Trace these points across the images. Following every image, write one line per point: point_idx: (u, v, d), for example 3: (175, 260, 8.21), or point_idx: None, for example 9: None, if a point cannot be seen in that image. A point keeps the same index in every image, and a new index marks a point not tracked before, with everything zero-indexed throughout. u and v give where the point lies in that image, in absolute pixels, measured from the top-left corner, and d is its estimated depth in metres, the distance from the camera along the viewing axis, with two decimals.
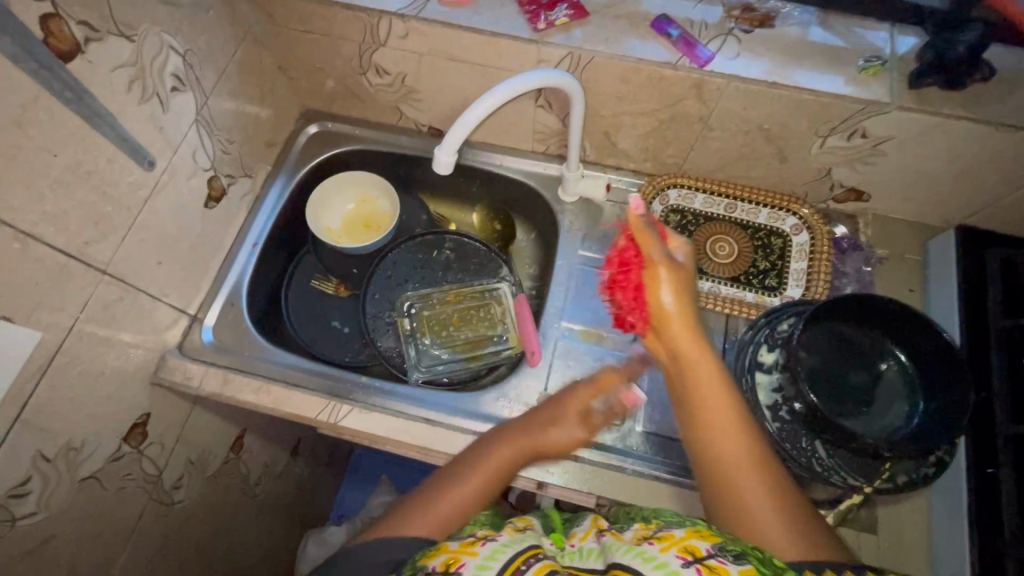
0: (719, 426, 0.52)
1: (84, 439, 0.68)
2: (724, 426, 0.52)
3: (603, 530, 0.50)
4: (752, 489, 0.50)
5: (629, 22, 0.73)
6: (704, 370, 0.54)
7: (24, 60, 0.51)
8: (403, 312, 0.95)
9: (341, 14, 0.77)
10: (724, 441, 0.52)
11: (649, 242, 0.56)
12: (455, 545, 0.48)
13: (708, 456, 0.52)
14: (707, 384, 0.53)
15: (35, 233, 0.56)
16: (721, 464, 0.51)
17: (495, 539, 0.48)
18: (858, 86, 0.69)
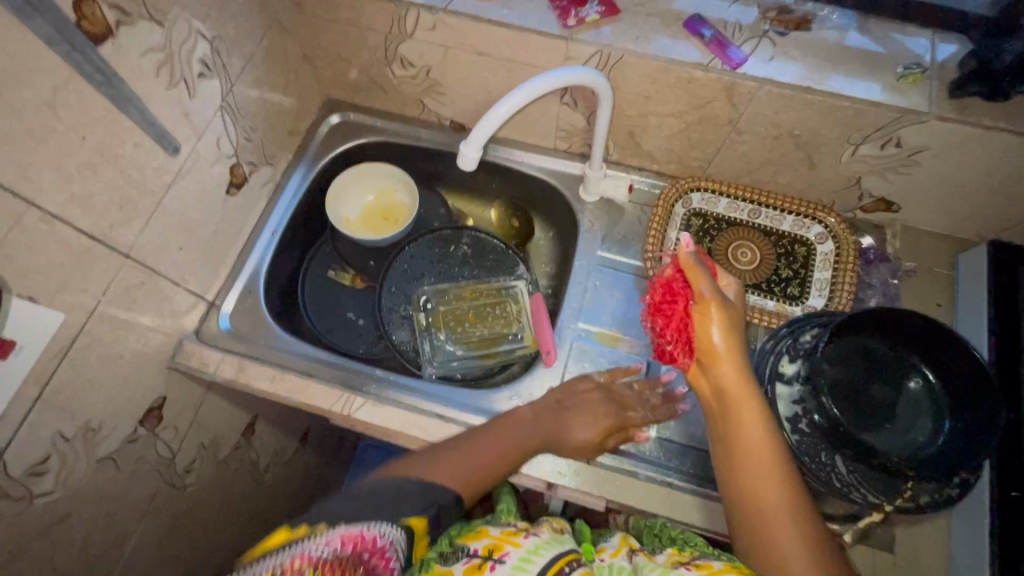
0: (759, 467, 0.54)
1: (102, 420, 0.69)
2: (764, 468, 0.54)
3: (634, 551, 0.60)
4: (786, 533, 0.51)
5: (660, 21, 0.72)
6: (747, 409, 0.56)
7: (58, 43, 0.51)
8: (419, 306, 0.94)
9: (369, 5, 0.76)
10: (763, 482, 0.53)
11: (700, 279, 0.59)
12: (498, 534, 0.60)
13: (745, 496, 0.54)
14: (748, 424, 0.55)
15: (62, 215, 0.56)
16: (757, 506, 0.53)
17: (537, 536, 0.60)
18: (895, 93, 0.67)
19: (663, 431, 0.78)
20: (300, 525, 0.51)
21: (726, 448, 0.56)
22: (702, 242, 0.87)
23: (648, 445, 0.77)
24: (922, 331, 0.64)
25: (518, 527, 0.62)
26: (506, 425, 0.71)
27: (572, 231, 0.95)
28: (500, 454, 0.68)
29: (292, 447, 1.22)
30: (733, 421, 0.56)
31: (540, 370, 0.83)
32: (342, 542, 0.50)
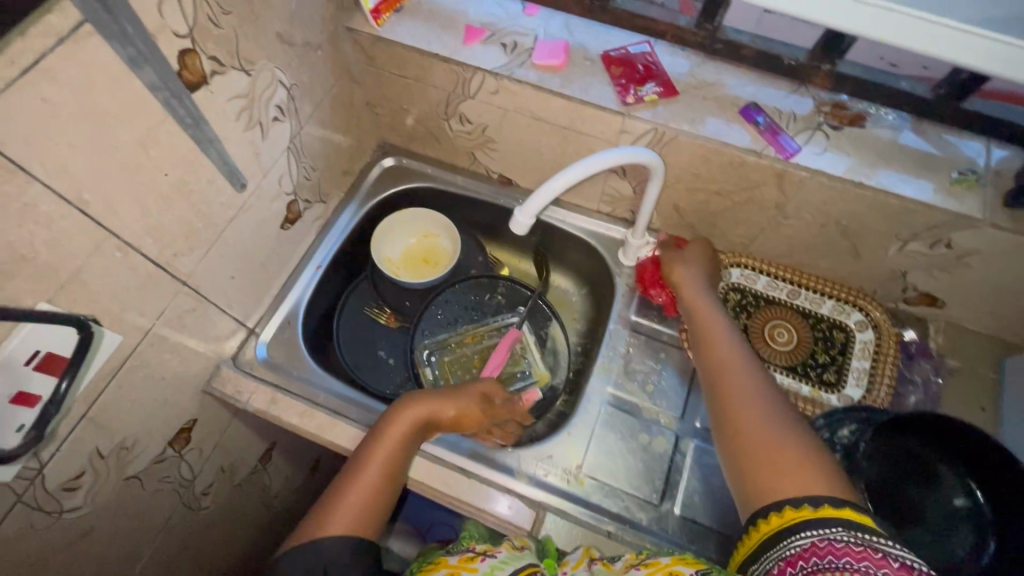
0: (720, 359, 0.65)
1: (136, 439, 0.70)
2: (738, 375, 0.62)
3: (594, 561, 0.62)
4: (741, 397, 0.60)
5: (716, 105, 0.74)
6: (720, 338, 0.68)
7: (159, 89, 0.55)
8: (422, 360, 0.94)
9: (438, 65, 0.80)
10: (733, 377, 0.62)
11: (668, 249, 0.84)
12: (454, 561, 0.58)
13: (722, 403, 0.61)
14: (722, 342, 0.67)
15: (136, 243, 0.59)
16: (736, 414, 0.58)
17: (495, 556, 0.58)
18: (949, 196, 0.68)
19: (687, 510, 0.76)
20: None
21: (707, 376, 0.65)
22: (738, 317, 0.86)
23: (672, 523, 0.75)
24: (969, 439, 0.62)
25: (476, 551, 0.60)
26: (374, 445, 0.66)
27: (607, 293, 0.96)
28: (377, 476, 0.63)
29: (305, 473, 1.22)
30: (710, 349, 0.67)
31: (566, 434, 0.81)
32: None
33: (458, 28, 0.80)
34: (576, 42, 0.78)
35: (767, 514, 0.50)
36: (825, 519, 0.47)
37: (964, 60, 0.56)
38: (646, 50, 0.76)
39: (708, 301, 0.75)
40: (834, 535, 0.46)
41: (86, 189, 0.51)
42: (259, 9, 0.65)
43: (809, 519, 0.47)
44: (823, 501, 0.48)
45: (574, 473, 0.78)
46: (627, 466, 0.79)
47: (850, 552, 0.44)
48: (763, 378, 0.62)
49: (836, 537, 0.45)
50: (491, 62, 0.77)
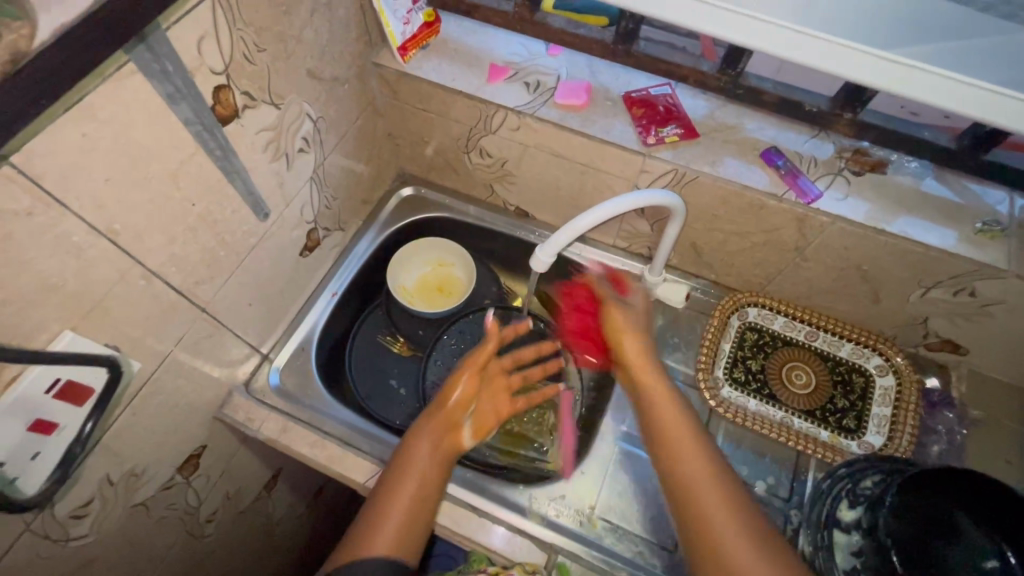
0: (677, 446, 0.61)
1: (146, 466, 0.70)
2: (699, 474, 0.59)
3: None
4: (712, 499, 0.57)
5: (737, 148, 0.74)
6: (676, 425, 0.63)
7: (193, 123, 0.56)
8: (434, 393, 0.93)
9: (461, 101, 0.81)
10: (697, 479, 0.58)
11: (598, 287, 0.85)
12: None
13: (689, 506, 0.57)
14: (680, 427, 0.63)
15: (160, 272, 0.60)
16: (705, 529, 0.55)
17: None
18: (972, 245, 0.67)
19: None
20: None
21: (666, 464, 0.61)
22: (756, 358, 0.86)
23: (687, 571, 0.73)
24: (980, 488, 0.61)
25: None
26: (404, 470, 0.65)
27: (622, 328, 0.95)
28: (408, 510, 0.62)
29: (309, 501, 1.21)
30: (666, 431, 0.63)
31: (579, 473, 0.80)
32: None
33: (482, 66, 0.81)
34: (597, 83, 0.79)
35: None
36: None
37: (986, 117, 0.56)
38: (667, 92, 0.77)
39: (652, 368, 0.70)
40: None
41: (116, 219, 0.52)
42: (293, 46, 0.67)
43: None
44: None
45: (587, 514, 0.77)
46: (642, 510, 0.77)
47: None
48: (719, 466, 0.60)
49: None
50: (513, 100, 0.79)
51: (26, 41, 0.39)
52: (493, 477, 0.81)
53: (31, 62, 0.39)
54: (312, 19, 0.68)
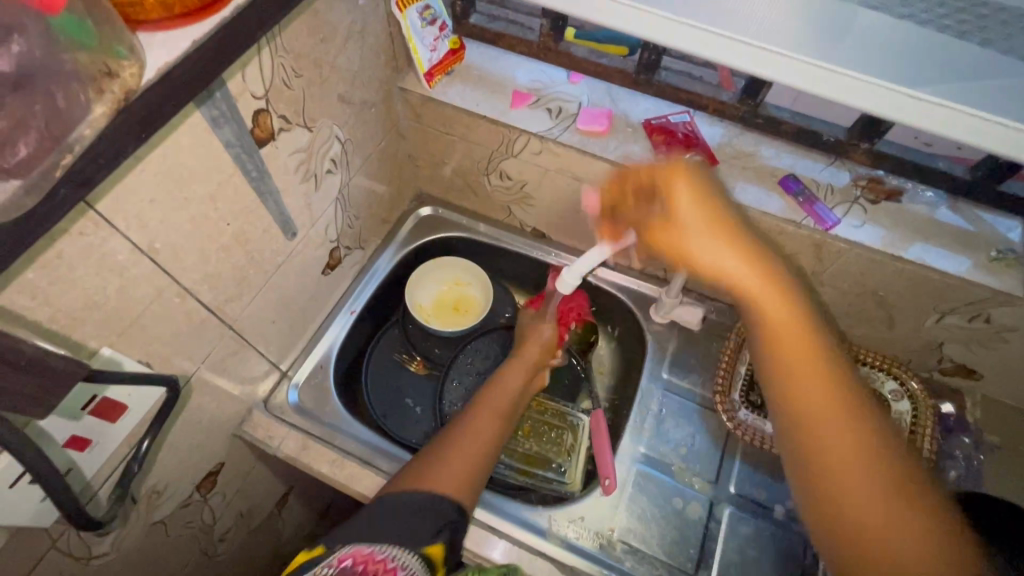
0: (778, 331, 0.53)
1: (167, 483, 0.70)
2: (804, 364, 0.52)
3: None
4: (815, 393, 0.52)
5: (755, 174, 0.76)
6: (771, 307, 0.54)
7: (233, 146, 0.57)
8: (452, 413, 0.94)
9: (484, 126, 0.83)
10: (799, 370, 0.53)
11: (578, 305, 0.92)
12: None
13: (788, 399, 0.53)
14: (781, 313, 0.53)
15: (194, 289, 0.61)
16: (805, 420, 0.51)
17: None
18: (989, 273, 0.69)
19: None
20: (321, 546, 0.55)
21: (794, 434, 0.52)
22: None
23: None
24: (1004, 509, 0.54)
25: None
26: (502, 387, 0.77)
27: (638, 349, 0.96)
28: (492, 423, 0.72)
29: (317, 520, 1.19)
30: (797, 403, 0.52)
31: (596, 494, 0.79)
32: (345, 561, 0.51)
33: (505, 92, 0.84)
34: (618, 110, 0.81)
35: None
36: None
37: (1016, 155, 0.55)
38: (687, 120, 0.79)
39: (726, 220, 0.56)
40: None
41: (158, 239, 0.53)
42: (327, 72, 0.69)
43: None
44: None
45: (606, 537, 0.76)
46: (661, 532, 0.77)
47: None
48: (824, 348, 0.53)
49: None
50: (536, 125, 0.81)
51: (135, 79, 0.40)
52: (511, 498, 0.81)
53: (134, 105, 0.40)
54: (346, 46, 0.70)
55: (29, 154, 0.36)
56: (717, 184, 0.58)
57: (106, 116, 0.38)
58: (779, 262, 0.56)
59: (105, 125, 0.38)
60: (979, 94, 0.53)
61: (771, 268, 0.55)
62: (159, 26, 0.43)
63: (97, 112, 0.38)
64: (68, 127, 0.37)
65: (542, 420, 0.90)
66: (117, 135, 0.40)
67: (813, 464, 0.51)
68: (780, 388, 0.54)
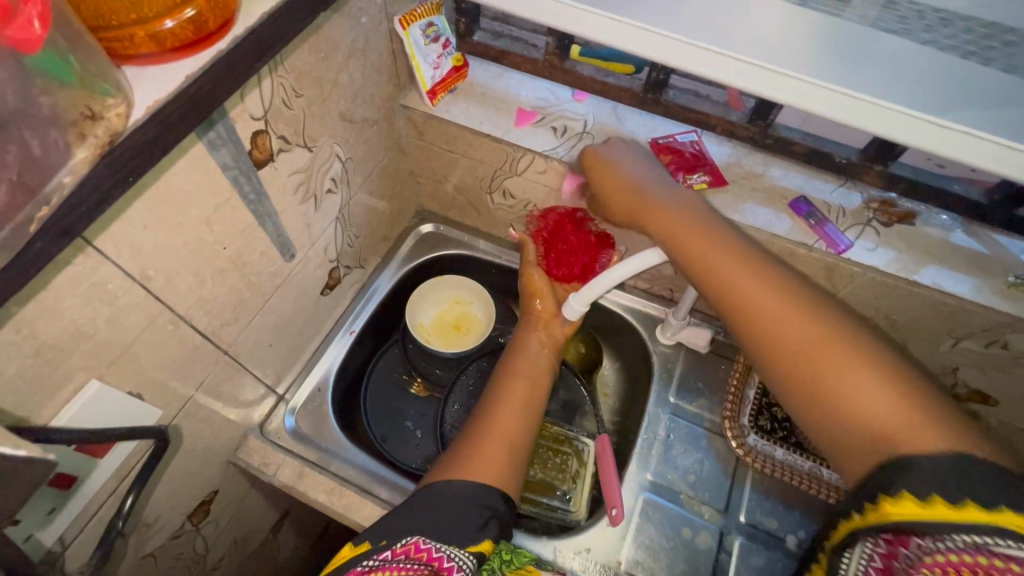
0: (708, 264, 0.56)
1: (157, 514, 0.67)
2: (741, 283, 0.53)
3: None
4: (766, 305, 0.51)
5: (765, 196, 0.75)
6: (699, 243, 0.58)
7: (230, 168, 0.55)
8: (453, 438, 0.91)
9: (487, 144, 0.82)
10: (742, 293, 0.53)
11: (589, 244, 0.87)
12: None
13: (744, 326, 0.52)
14: (711, 246, 0.57)
15: (188, 316, 0.59)
16: (766, 338, 0.51)
17: None
18: (1006, 298, 0.67)
19: None
20: (366, 542, 0.52)
21: (750, 337, 0.52)
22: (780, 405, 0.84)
23: None
24: None
25: None
26: (518, 360, 0.77)
27: (643, 371, 0.94)
28: (527, 385, 0.72)
29: (313, 543, 1.16)
30: (744, 301, 0.53)
31: (603, 524, 0.77)
32: (391, 553, 0.50)
33: (509, 110, 0.82)
34: (625, 129, 0.80)
35: (874, 501, 0.41)
36: (990, 526, 0.36)
37: None
38: (694, 139, 0.78)
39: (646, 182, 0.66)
40: (993, 542, 0.36)
41: (151, 265, 0.51)
42: (329, 91, 0.67)
43: (975, 519, 0.37)
44: (968, 495, 0.38)
45: (614, 569, 0.74)
46: (671, 564, 0.74)
47: (994, 566, 0.35)
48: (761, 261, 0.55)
49: (991, 547, 0.36)
50: (540, 143, 0.79)
51: (122, 119, 0.37)
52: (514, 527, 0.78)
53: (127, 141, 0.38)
54: (348, 64, 0.69)
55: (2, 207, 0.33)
56: (647, 162, 0.69)
57: (87, 162, 0.36)
58: (704, 211, 0.62)
59: (86, 171, 0.36)
60: (1003, 120, 0.51)
61: (696, 216, 0.60)
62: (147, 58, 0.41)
63: (80, 156, 0.36)
64: (44, 177, 0.34)
65: (547, 446, 0.87)
66: (113, 169, 0.38)
67: (775, 363, 0.50)
68: (726, 296, 0.54)
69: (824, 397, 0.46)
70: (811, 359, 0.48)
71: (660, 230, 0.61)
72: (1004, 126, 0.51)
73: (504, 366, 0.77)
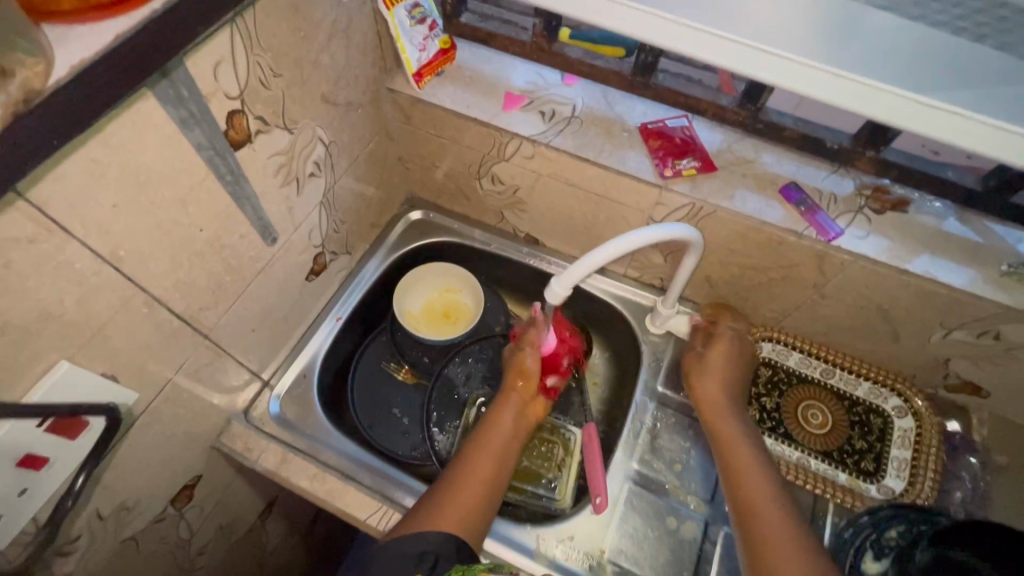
0: (737, 463, 0.68)
1: (138, 499, 0.67)
2: (759, 490, 0.64)
3: None
4: (770, 516, 0.61)
5: (756, 182, 0.73)
6: (741, 452, 0.69)
7: (205, 148, 0.54)
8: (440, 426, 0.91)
9: (475, 129, 0.81)
10: (756, 497, 0.63)
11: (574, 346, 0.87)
12: None
13: (748, 521, 0.62)
14: (748, 458, 0.68)
15: (164, 298, 0.58)
16: (758, 534, 0.60)
17: None
18: (998, 288, 0.66)
19: None
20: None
21: (749, 543, 0.60)
22: (770, 395, 0.83)
23: None
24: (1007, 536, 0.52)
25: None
26: (494, 425, 0.73)
27: (632, 360, 0.93)
28: (494, 462, 0.69)
29: (304, 530, 1.16)
30: (757, 515, 0.62)
31: (587, 514, 0.76)
32: None
33: (497, 94, 0.81)
34: (615, 114, 0.79)
35: None
36: None
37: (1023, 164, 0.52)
38: (685, 124, 0.76)
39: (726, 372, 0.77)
40: None
41: (121, 246, 0.50)
42: (309, 72, 0.66)
43: None
44: None
45: (597, 558, 0.73)
46: (655, 554, 0.74)
47: None
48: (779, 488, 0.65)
49: None
50: (528, 128, 0.78)
51: (40, 78, 0.37)
52: (500, 516, 0.78)
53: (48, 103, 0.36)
54: (329, 45, 0.67)
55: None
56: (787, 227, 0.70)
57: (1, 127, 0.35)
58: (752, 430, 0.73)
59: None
60: (994, 97, 0.50)
61: (744, 433, 0.72)
62: (105, 15, 0.41)
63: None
64: None
65: (534, 435, 0.87)
66: (32, 131, 0.37)
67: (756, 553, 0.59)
68: (738, 493, 0.65)
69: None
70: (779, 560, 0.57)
71: (714, 433, 0.73)
72: (994, 107, 0.50)
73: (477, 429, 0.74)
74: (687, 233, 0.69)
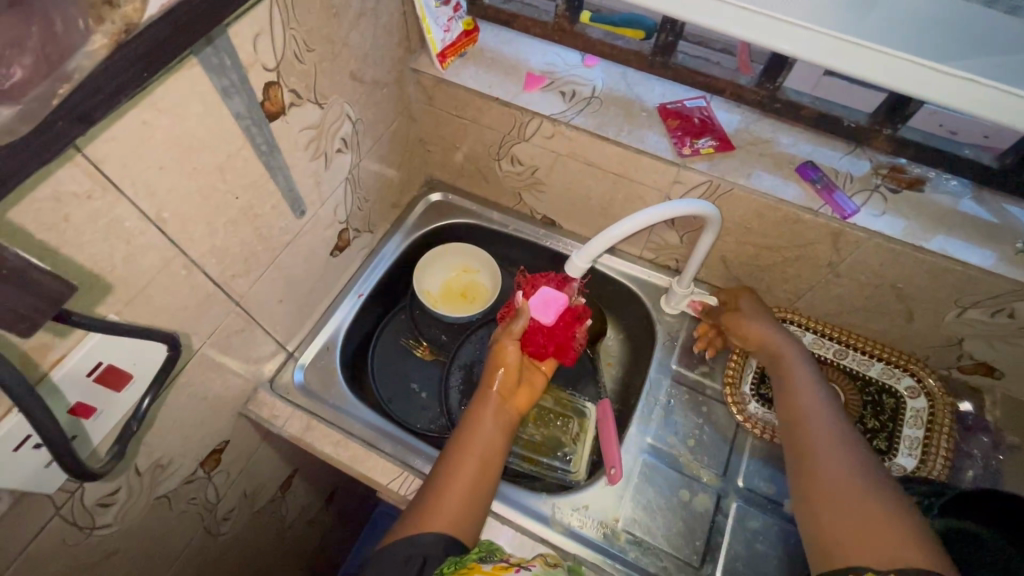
0: (790, 377, 0.70)
1: (171, 458, 0.70)
2: (810, 403, 0.65)
3: None
4: (816, 423, 0.62)
5: (773, 161, 0.74)
6: (793, 363, 0.71)
7: (243, 118, 0.57)
8: (458, 401, 0.93)
9: (496, 109, 0.82)
10: (805, 407, 0.65)
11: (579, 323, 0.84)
12: (488, 568, 0.58)
13: (795, 428, 0.64)
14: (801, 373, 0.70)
15: (200, 263, 0.61)
16: (803, 437, 0.62)
17: (530, 568, 0.60)
18: (1014, 265, 0.67)
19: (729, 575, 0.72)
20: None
21: (795, 446, 0.62)
22: None
23: None
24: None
25: (510, 563, 0.61)
26: (478, 424, 0.71)
27: (646, 340, 0.95)
28: (478, 463, 0.67)
29: (322, 506, 1.19)
30: (806, 431, 0.62)
31: (602, 485, 0.78)
32: None
33: (518, 75, 0.83)
34: (634, 94, 0.80)
35: None
36: None
37: None
38: (703, 105, 0.78)
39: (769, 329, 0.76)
40: None
41: (166, 207, 0.53)
42: (339, 48, 0.68)
43: None
44: None
45: (611, 527, 0.75)
46: (667, 524, 0.75)
47: None
48: (832, 400, 0.66)
49: None
50: (549, 107, 0.79)
51: (138, 14, 0.39)
52: (518, 486, 0.80)
53: (117, 59, 0.39)
54: (358, 23, 0.69)
55: (24, 77, 0.35)
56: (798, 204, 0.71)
57: (83, 72, 0.37)
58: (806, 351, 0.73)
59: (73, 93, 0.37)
60: (1001, 68, 0.53)
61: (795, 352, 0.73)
62: None
63: (97, 42, 0.38)
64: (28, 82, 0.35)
65: (550, 410, 0.89)
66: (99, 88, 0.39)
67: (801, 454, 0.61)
68: (786, 407, 0.67)
69: (811, 485, 0.57)
70: (819, 461, 0.58)
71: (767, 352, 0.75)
72: (1009, 79, 0.53)
73: (461, 428, 0.71)
74: (707, 212, 0.69)
